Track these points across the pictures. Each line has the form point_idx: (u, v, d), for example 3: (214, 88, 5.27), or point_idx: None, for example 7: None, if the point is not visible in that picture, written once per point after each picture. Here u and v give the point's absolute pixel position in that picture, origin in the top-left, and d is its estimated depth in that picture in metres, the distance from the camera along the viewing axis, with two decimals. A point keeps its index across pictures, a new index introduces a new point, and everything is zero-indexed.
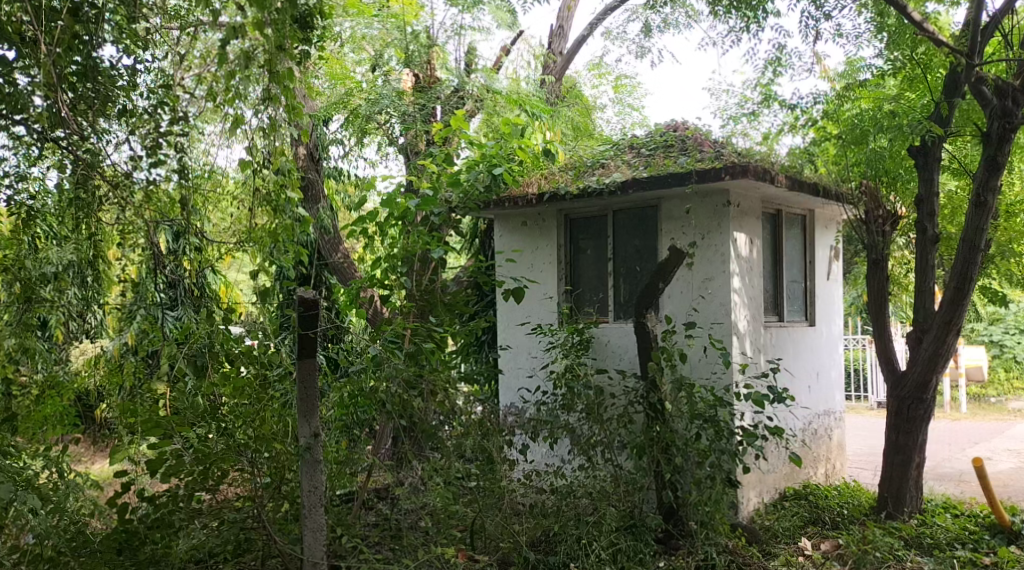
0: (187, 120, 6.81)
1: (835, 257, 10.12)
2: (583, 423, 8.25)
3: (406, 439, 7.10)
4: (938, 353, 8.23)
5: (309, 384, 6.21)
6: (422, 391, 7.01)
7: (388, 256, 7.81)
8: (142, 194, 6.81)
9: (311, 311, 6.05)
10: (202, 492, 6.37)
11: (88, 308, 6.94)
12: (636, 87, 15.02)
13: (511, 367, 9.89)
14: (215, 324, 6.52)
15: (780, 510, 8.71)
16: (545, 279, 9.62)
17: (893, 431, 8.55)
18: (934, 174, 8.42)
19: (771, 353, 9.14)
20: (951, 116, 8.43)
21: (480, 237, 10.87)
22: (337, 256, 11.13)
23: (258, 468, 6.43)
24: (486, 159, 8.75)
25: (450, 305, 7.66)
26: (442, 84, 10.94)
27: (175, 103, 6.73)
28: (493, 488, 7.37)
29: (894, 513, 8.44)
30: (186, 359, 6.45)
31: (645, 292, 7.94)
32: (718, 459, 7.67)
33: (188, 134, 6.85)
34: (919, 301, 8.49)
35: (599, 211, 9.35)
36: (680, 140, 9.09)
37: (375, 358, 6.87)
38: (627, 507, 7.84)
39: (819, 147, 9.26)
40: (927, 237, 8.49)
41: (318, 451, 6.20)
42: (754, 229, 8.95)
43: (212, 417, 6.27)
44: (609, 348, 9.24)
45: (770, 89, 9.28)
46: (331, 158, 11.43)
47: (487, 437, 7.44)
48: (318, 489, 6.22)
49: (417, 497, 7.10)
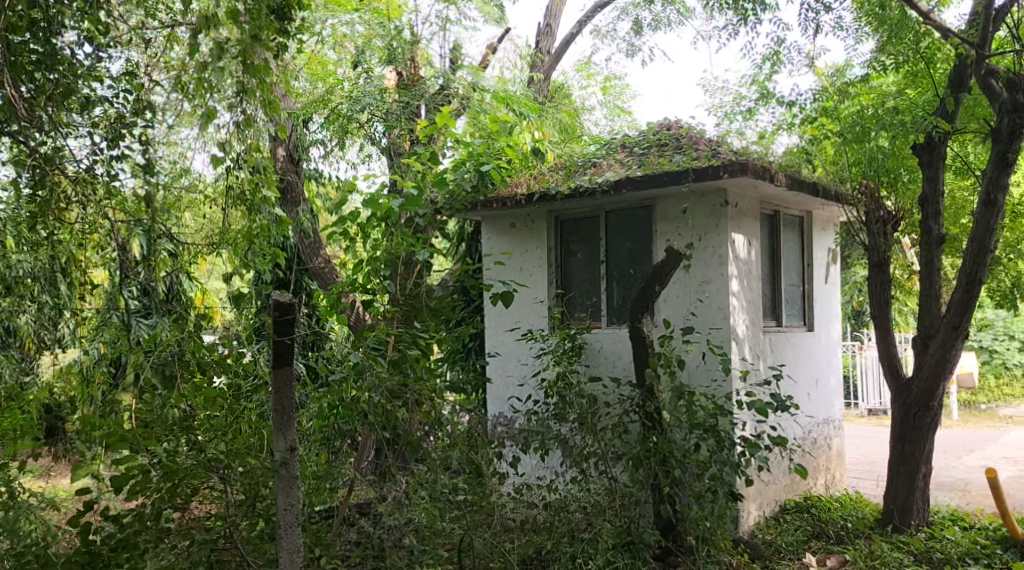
0: (153, 111, 6.51)
1: (833, 260, 9.79)
2: (575, 433, 7.86)
3: (388, 452, 6.73)
4: (946, 358, 7.89)
5: (286, 395, 5.81)
6: (407, 401, 6.67)
7: (371, 259, 7.42)
8: (105, 192, 6.55)
9: (289, 315, 5.66)
10: (170, 510, 5.98)
11: (60, 315, 6.61)
12: (625, 88, 14.71)
13: (500, 375, 9.51)
14: (186, 331, 6.12)
15: (781, 523, 8.36)
16: (535, 283, 9.26)
17: (899, 441, 8.20)
18: (939, 172, 8.10)
19: (771, 359, 8.80)
20: (958, 112, 8.03)
21: (467, 240, 10.54)
22: (318, 260, 10.77)
23: (231, 483, 6.07)
24: (473, 157, 8.43)
25: (436, 310, 7.34)
26: (426, 83, 10.54)
27: (139, 94, 6.46)
28: (482, 504, 6.99)
29: (900, 526, 8.11)
30: (153, 368, 6.10)
31: (641, 295, 7.58)
32: (719, 472, 7.42)
33: (154, 126, 6.55)
34: (924, 304, 8.15)
35: (590, 212, 9.00)
36: (674, 139, 8.73)
37: (357, 367, 6.53)
38: (623, 523, 7.43)
39: (817, 145, 8.81)
40: (932, 238, 8.15)
41: (295, 467, 5.81)
42: (752, 230, 8.60)
43: (182, 430, 5.97)
44: (601, 355, 8.88)
45: (767, 85, 8.94)
46: (312, 159, 11.03)
47: (475, 450, 7.13)
48: (296, 507, 5.82)
49: (401, 513, 6.54)
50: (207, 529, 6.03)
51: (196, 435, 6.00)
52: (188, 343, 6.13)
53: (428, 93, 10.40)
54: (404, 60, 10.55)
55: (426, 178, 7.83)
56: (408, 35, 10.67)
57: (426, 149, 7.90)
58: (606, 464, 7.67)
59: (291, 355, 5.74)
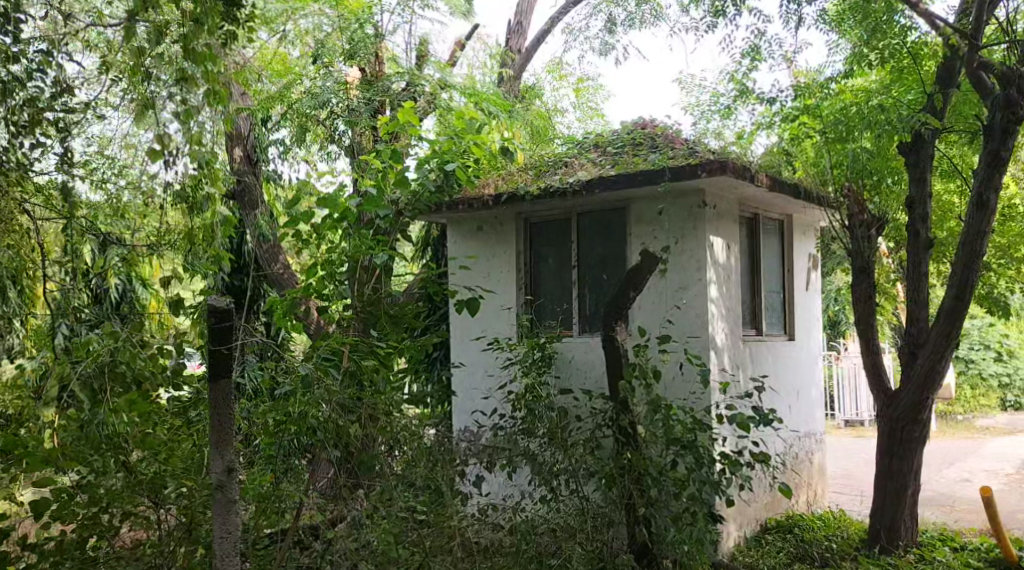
0: (71, 96, 6.05)
1: (814, 266, 9.36)
2: (545, 449, 7.36)
3: (339, 471, 6.24)
4: (935, 369, 7.45)
5: (223, 410, 5.41)
6: (361, 415, 6.19)
7: (325, 260, 6.93)
8: (15, 178, 5.94)
9: (227, 322, 5.35)
10: (96, 538, 5.74)
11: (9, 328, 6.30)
12: (599, 88, 14.27)
13: (465, 387, 9.07)
14: (121, 337, 5.59)
15: (763, 544, 7.92)
16: (502, 289, 8.81)
17: (887, 456, 7.75)
18: (926, 173, 7.66)
19: (751, 370, 8.35)
20: (947, 109, 7.50)
21: (433, 244, 10.10)
22: (276, 265, 10.41)
23: (166, 506, 5.92)
24: (438, 154, 7.86)
25: (397, 318, 6.78)
26: (390, 79, 10.05)
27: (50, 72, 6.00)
28: (441, 525, 6.45)
29: (888, 547, 7.67)
30: (79, 382, 5.54)
31: (614, 301, 7.19)
32: (697, 491, 6.96)
33: (70, 112, 6.04)
34: (912, 313, 7.70)
35: (561, 214, 8.54)
36: (650, 138, 8.29)
37: (305, 380, 6.00)
38: (595, 548, 6.92)
39: (797, 145, 8.30)
40: (920, 241, 7.70)
41: (233, 489, 5.43)
42: (731, 233, 8.16)
43: (108, 447, 5.59)
44: (573, 366, 8.42)
45: (745, 83, 8.55)
46: (272, 160, 10.84)
47: (436, 467, 6.64)
48: (234, 533, 5.44)
49: (357, 535, 6.21)
50: (136, 557, 5.87)
51: (128, 453, 5.74)
52: (123, 352, 5.56)
53: (391, 90, 9.91)
54: (367, 55, 10.07)
55: (387, 176, 7.24)
56: (371, 31, 10.19)
57: (386, 147, 7.32)
58: (577, 482, 7.16)
59: (229, 367, 5.40)
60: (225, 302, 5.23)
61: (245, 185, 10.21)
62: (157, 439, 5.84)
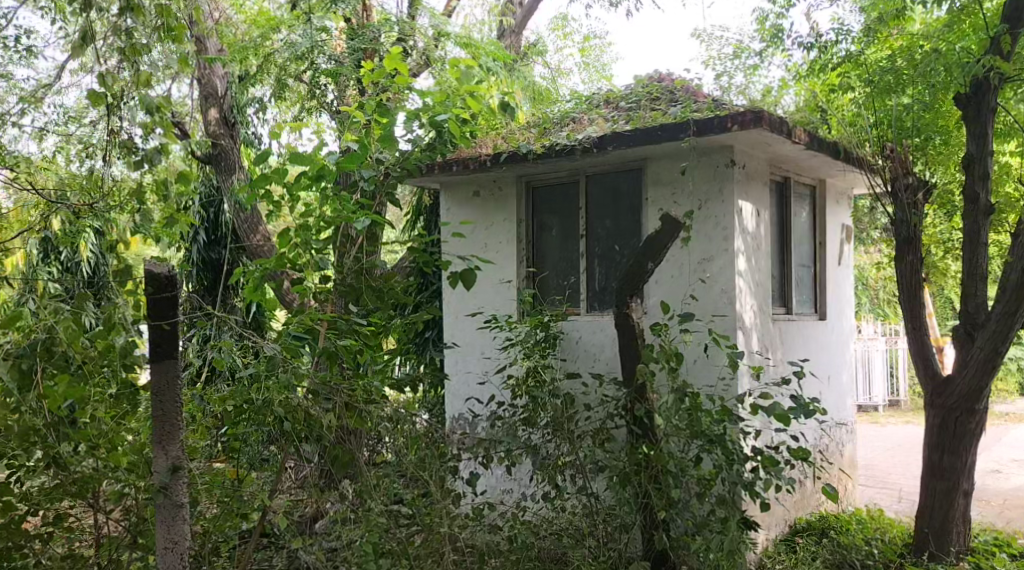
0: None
1: (847, 239, 8.45)
2: (548, 441, 6.50)
3: (313, 465, 5.40)
4: (995, 353, 6.57)
5: (168, 399, 4.52)
6: (337, 403, 5.27)
7: (301, 226, 5.83)
8: None
9: (166, 293, 4.46)
10: (25, 549, 4.81)
11: None
12: (605, 48, 13.34)
13: (459, 371, 8.20)
14: (59, 313, 4.61)
15: (795, 550, 7.04)
16: (502, 261, 7.92)
17: (937, 451, 6.90)
18: (988, 128, 6.71)
19: (780, 352, 7.46)
20: (1014, 52, 6.54)
21: (426, 215, 9.21)
22: (255, 237, 9.57)
23: (106, 509, 5.05)
24: (429, 111, 6.47)
25: (382, 293, 5.89)
26: (379, 27, 9.14)
27: None
28: (430, 528, 5.66)
29: (937, 554, 6.84)
30: (6, 363, 4.46)
31: (630, 273, 6.28)
32: (725, 492, 6.07)
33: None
34: (968, 289, 6.80)
35: (566, 178, 7.64)
36: (668, 91, 7.42)
37: (269, 360, 5.13)
38: (608, 558, 6.11)
39: (834, 105, 7.43)
40: (979, 206, 6.77)
41: (179, 492, 4.55)
42: (760, 198, 7.24)
43: (37, 442, 4.67)
44: (580, 347, 7.53)
45: (777, 28, 7.76)
46: (250, 121, 9.98)
47: (429, 459, 5.78)
48: (180, 544, 4.55)
49: (342, 532, 5.44)
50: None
51: (61, 448, 4.74)
52: (64, 331, 4.53)
53: (379, 39, 8.99)
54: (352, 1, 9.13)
55: (371, 132, 6.21)
56: None
57: (370, 97, 6.31)
58: (584, 478, 6.34)
59: (174, 346, 4.53)
60: (163, 267, 4.41)
61: (222, 148, 9.29)
62: (94, 428, 4.80)
